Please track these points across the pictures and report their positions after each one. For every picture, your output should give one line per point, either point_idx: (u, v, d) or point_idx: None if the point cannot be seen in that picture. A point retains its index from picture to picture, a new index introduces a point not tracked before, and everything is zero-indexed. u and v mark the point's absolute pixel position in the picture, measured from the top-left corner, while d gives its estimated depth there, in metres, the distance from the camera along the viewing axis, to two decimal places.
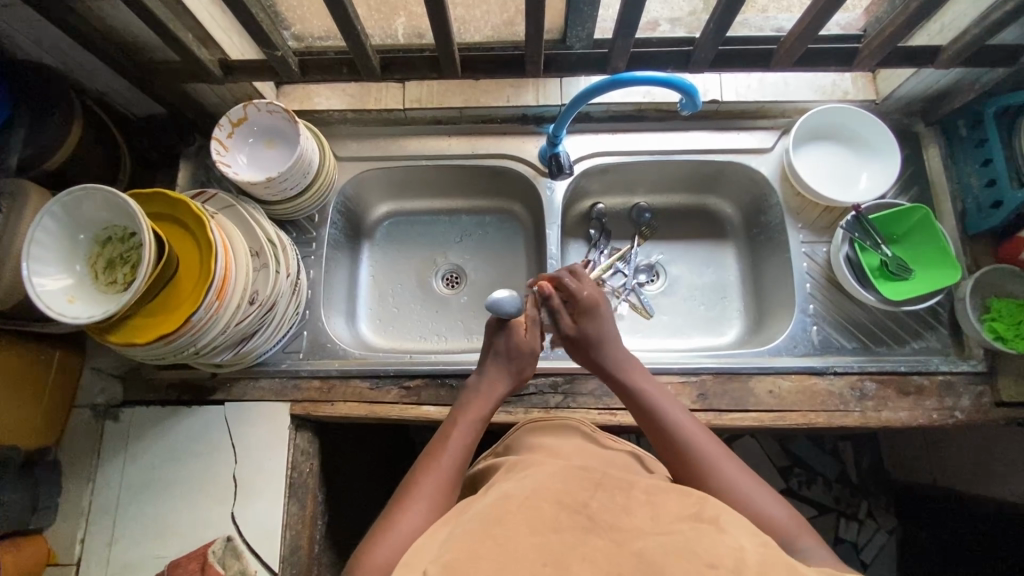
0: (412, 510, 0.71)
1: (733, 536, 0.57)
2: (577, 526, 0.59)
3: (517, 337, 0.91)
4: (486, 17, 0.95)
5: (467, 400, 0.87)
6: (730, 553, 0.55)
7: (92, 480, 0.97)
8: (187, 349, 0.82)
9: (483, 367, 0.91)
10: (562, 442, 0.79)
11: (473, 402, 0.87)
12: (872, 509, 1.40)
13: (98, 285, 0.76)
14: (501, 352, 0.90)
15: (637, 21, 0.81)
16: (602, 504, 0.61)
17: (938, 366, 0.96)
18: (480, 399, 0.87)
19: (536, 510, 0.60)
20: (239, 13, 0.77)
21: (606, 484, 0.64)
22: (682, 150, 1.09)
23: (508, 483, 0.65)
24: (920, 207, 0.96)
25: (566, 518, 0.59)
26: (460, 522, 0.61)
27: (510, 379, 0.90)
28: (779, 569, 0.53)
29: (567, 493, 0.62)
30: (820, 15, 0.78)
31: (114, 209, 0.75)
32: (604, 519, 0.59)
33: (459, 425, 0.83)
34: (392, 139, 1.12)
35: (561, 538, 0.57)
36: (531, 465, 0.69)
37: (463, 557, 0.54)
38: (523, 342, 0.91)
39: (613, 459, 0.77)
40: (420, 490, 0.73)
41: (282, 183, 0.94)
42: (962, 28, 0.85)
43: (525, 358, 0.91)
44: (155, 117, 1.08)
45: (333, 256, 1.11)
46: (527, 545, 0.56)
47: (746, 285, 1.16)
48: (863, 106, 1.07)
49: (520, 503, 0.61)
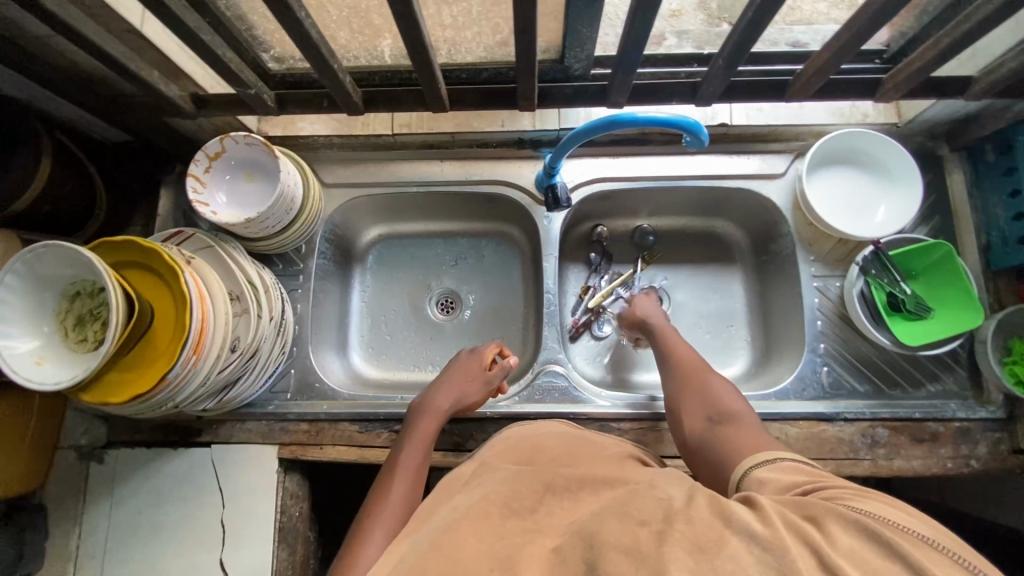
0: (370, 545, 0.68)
1: (665, 489, 0.50)
2: (523, 529, 0.53)
3: (466, 357, 0.92)
4: (477, 37, 0.85)
5: (418, 413, 0.85)
6: (655, 504, 0.48)
7: (79, 523, 0.95)
8: (167, 403, 0.79)
9: (436, 380, 0.89)
10: (528, 438, 0.73)
11: (422, 424, 0.83)
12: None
13: (68, 344, 0.72)
14: (455, 369, 0.90)
15: (638, 58, 0.75)
16: (551, 509, 0.55)
17: (954, 413, 0.91)
18: (426, 418, 0.84)
19: (485, 515, 0.54)
20: (205, 57, 0.72)
21: (555, 484, 0.58)
22: (689, 176, 1.03)
23: (458, 496, 0.60)
24: (943, 244, 0.90)
25: (513, 526, 0.53)
26: (412, 542, 0.55)
27: (458, 405, 0.87)
28: (717, 522, 0.44)
29: (516, 496, 0.57)
30: (843, 48, 0.71)
31: (78, 265, 0.71)
32: (549, 521, 0.54)
33: (405, 450, 0.80)
34: (382, 164, 1.06)
35: (507, 542, 0.50)
36: (482, 477, 0.63)
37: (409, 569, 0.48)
38: (482, 376, 0.90)
39: (580, 451, 0.71)
40: (375, 522, 0.71)
41: (263, 223, 0.89)
42: (997, 58, 0.78)
43: (478, 382, 0.89)
44: (132, 145, 1.03)
45: (322, 287, 1.07)
46: (474, 551, 0.49)
47: (753, 313, 1.10)
48: (882, 130, 1.00)
49: (468, 513, 0.55)
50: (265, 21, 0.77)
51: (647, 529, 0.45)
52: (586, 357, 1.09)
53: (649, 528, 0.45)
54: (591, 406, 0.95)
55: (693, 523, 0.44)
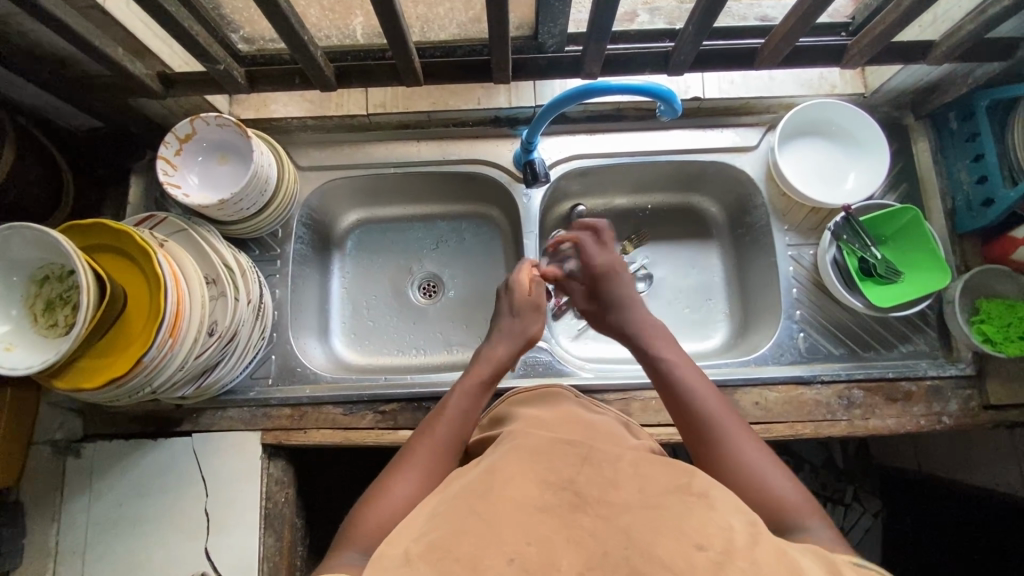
0: (405, 478, 0.66)
1: (724, 515, 0.50)
2: (563, 502, 0.52)
3: (518, 296, 0.89)
4: (450, 14, 0.85)
5: (472, 366, 0.82)
6: (719, 533, 0.48)
7: (57, 519, 0.93)
8: (143, 389, 0.77)
9: (491, 335, 0.87)
10: (549, 414, 0.73)
11: (477, 368, 0.81)
12: (859, 492, 1.25)
13: (38, 329, 0.70)
14: (509, 317, 0.88)
15: (611, 26, 0.75)
16: (589, 479, 0.54)
17: (926, 371, 0.94)
18: (482, 362, 0.82)
19: (518, 484, 0.53)
20: (174, 31, 0.71)
21: (593, 458, 0.57)
22: (663, 150, 1.04)
23: (494, 454, 0.60)
24: (909, 208, 0.92)
25: (551, 495, 0.53)
26: (446, 496, 0.56)
27: (512, 345, 0.85)
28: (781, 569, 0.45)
29: (553, 471, 0.55)
30: (807, 15, 0.73)
31: (47, 247, 0.69)
32: (594, 494, 0.52)
33: (459, 392, 0.77)
34: (357, 145, 1.06)
35: (541, 518, 0.50)
36: (510, 439, 0.62)
37: (448, 534, 0.49)
38: (526, 300, 0.89)
39: (602, 426, 0.72)
40: (415, 457, 0.68)
41: (237, 204, 0.88)
42: (956, 22, 0.81)
43: (532, 317, 0.89)
44: (99, 131, 1.00)
45: (300, 273, 1.06)
46: (512, 522, 0.49)
47: (731, 285, 1.12)
48: (850, 100, 1.03)
49: (505, 480, 0.54)
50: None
51: (704, 556, 0.46)
52: (569, 333, 1.10)
53: (707, 555, 0.46)
54: (575, 378, 0.96)
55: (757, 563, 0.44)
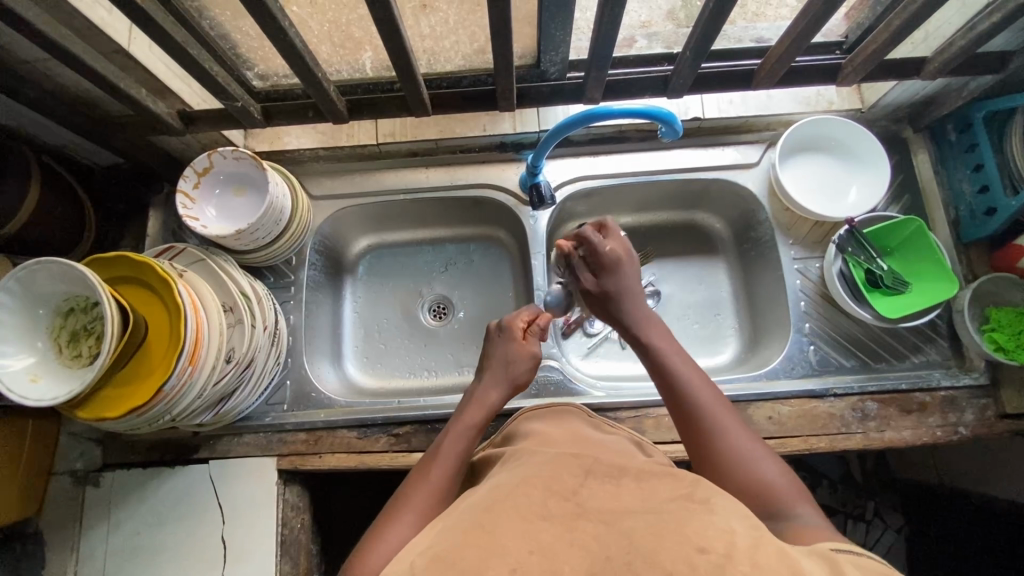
0: (402, 522, 0.64)
1: (725, 518, 0.49)
2: (565, 511, 0.51)
3: (512, 343, 0.85)
4: (456, 46, 0.88)
5: (463, 410, 0.79)
6: (720, 535, 0.46)
7: (76, 550, 0.93)
8: (163, 416, 0.78)
9: (483, 374, 0.84)
10: (557, 430, 0.74)
11: (469, 411, 0.79)
12: (880, 507, 1.23)
13: (62, 359, 0.71)
14: (500, 360, 0.84)
15: (611, 52, 0.78)
16: (592, 491, 0.54)
17: (939, 381, 0.94)
18: (472, 406, 0.79)
19: (526, 496, 0.53)
20: (190, 67, 0.75)
21: (596, 471, 0.57)
22: (665, 170, 1.06)
23: (502, 473, 0.60)
24: (913, 220, 0.93)
25: (555, 504, 0.52)
26: (454, 514, 0.54)
27: (503, 387, 0.82)
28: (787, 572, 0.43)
29: (557, 479, 0.55)
30: (798, 38, 0.76)
31: (71, 280, 0.71)
32: (594, 504, 0.52)
33: (450, 438, 0.75)
34: (368, 173, 1.09)
35: (548, 528, 0.49)
36: (520, 457, 0.63)
37: (454, 546, 0.47)
38: (521, 348, 0.85)
39: (607, 442, 0.72)
40: (409, 503, 0.67)
41: (253, 234, 0.91)
42: (945, 39, 0.84)
43: (524, 359, 0.85)
44: (120, 168, 1.05)
45: (314, 298, 1.08)
46: (515, 533, 0.48)
47: (740, 301, 1.13)
48: (848, 116, 1.05)
49: (509, 491, 0.54)
50: (248, 39, 0.80)
51: (706, 557, 0.44)
52: (580, 351, 1.11)
53: (709, 558, 0.44)
54: (588, 397, 0.97)
55: (762, 567, 0.44)
